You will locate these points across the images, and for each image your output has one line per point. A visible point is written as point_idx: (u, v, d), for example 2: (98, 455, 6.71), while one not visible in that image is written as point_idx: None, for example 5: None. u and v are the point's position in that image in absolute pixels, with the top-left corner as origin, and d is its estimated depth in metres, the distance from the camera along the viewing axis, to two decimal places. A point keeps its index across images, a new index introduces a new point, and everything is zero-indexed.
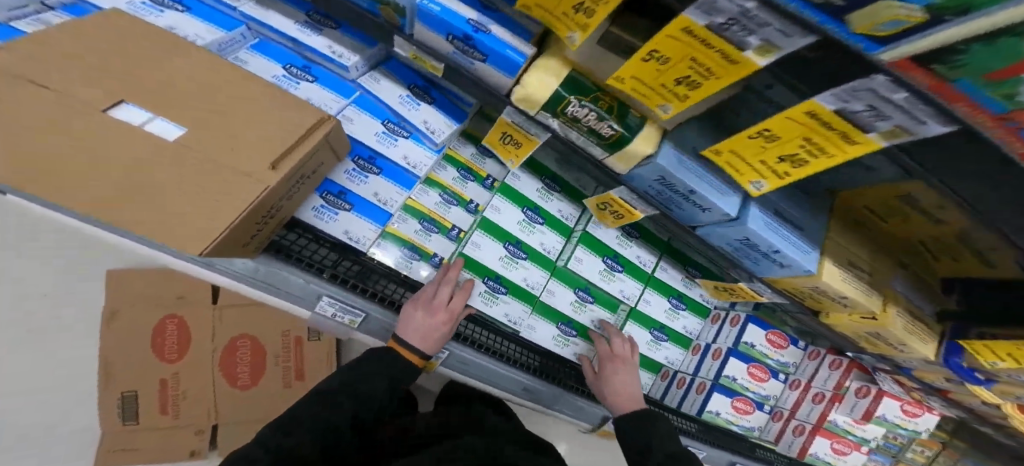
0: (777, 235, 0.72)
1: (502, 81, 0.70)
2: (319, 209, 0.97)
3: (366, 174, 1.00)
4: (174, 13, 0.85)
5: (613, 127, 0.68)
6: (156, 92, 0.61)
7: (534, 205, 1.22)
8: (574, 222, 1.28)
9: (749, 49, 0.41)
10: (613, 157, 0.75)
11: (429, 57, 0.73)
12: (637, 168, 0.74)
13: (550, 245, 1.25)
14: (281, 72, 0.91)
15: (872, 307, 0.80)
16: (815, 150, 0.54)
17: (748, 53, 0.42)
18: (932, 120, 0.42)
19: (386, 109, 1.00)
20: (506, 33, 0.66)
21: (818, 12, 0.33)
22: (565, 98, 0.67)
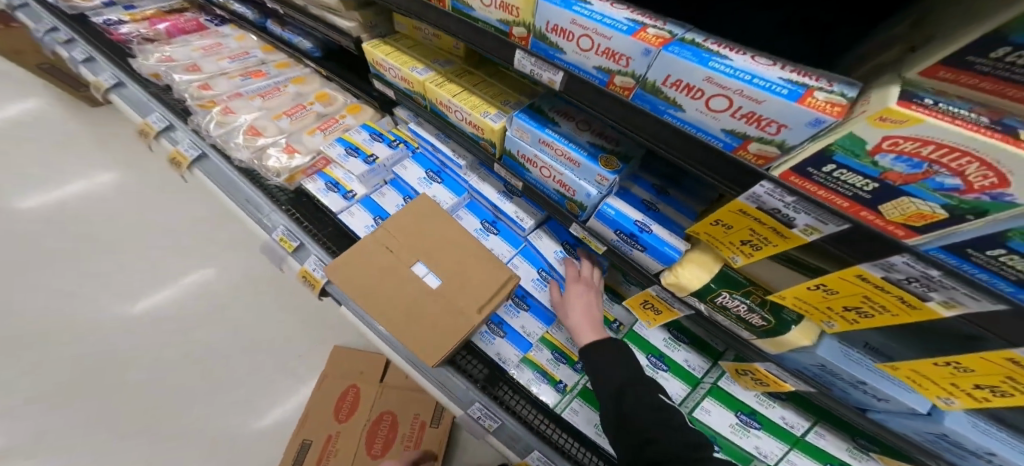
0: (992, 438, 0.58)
1: (652, 265, 0.79)
2: (483, 333, 1.19)
3: (518, 307, 1.19)
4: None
5: (766, 319, 0.69)
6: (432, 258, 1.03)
7: (658, 351, 1.15)
8: (702, 373, 1.12)
9: (928, 300, 0.41)
10: (761, 339, 0.73)
11: (595, 238, 0.87)
12: (789, 353, 0.74)
13: (672, 390, 1.10)
14: (478, 225, 1.25)
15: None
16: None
17: (924, 302, 0.41)
18: None
19: (543, 260, 1.22)
20: (667, 232, 0.75)
21: (996, 280, 0.35)
22: (716, 291, 0.72)
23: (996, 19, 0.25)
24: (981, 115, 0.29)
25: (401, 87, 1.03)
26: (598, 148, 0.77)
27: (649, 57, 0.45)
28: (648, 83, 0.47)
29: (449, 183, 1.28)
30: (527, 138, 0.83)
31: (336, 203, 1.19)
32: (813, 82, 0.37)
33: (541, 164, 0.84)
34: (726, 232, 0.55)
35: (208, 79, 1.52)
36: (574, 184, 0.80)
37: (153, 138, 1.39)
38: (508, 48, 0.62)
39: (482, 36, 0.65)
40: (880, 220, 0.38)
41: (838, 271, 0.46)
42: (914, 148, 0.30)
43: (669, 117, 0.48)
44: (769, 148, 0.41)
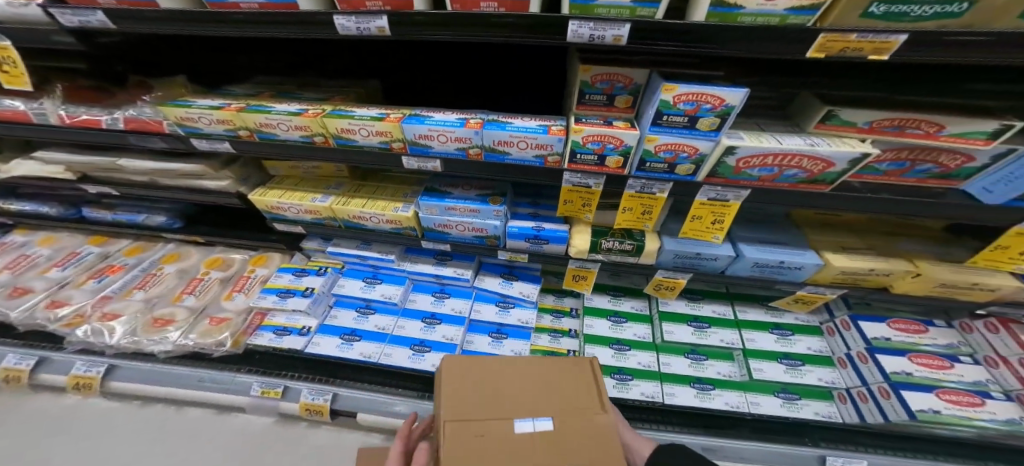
0: (773, 253, 0.91)
1: (559, 250, 1.10)
2: None
3: (500, 339, 1.39)
4: (371, 315, 1.39)
5: (632, 243, 1.00)
6: (492, 408, 0.73)
7: (611, 311, 1.42)
8: (649, 308, 1.42)
9: (656, 193, 0.78)
10: (641, 257, 1.03)
11: (516, 253, 1.15)
12: (661, 258, 1.03)
13: (641, 332, 1.35)
14: (431, 299, 1.45)
15: (903, 267, 0.83)
16: (728, 219, 0.79)
17: (656, 194, 0.79)
18: (743, 194, 0.72)
19: (494, 294, 1.48)
20: (554, 225, 1.07)
21: (660, 173, 0.74)
22: (599, 242, 1.03)
23: (577, 87, 0.72)
24: (601, 118, 0.73)
25: (307, 219, 1.14)
26: (485, 194, 1.05)
27: (477, 135, 0.74)
28: (487, 147, 0.77)
29: (390, 280, 1.45)
30: (434, 212, 1.06)
31: (295, 343, 1.26)
32: (549, 123, 0.74)
33: (456, 223, 1.07)
34: (574, 207, 0.88)
35: (52, 295, 1.34)
36: (483, 224, 1.06)
37: (26, 381, 1.25)
38: (394, 157, 0.82)
39: (369, 155, 0.83)
40: (610, 169, 0.75)
41: (626, 194, 0.81)
42: (594, 138, 0.70)
43: (507, 160, 0.79)
44: (555, 155, 0.76)
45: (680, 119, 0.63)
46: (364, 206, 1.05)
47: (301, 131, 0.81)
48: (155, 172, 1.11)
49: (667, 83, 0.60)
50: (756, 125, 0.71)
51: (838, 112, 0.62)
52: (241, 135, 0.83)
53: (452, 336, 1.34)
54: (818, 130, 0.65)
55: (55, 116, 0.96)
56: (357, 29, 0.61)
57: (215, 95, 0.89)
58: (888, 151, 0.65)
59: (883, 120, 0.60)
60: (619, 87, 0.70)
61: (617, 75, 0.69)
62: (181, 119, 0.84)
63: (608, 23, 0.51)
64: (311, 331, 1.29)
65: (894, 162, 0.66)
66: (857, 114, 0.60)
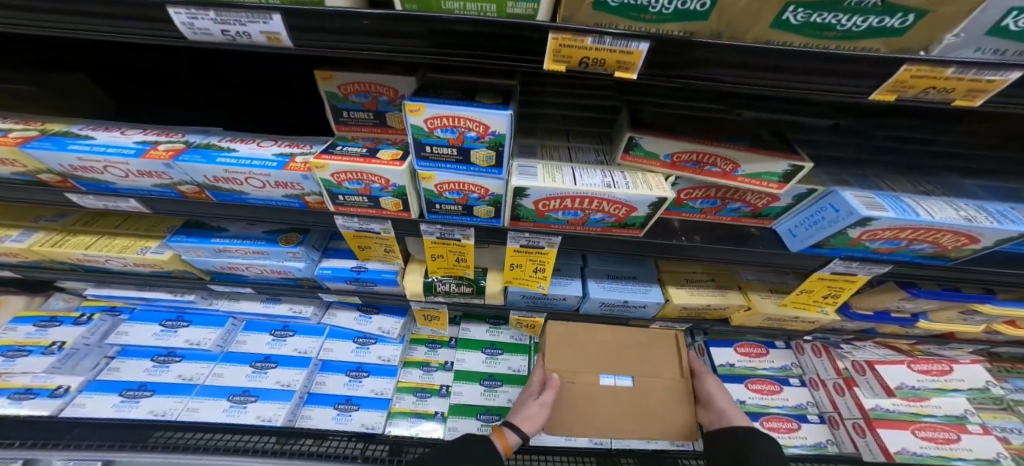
0: (617, 292, 0.84)
1: (393, 289, 0.90)
2: (335, 417, 1.09)
3: (359, 379, 1.17)
4: (176, 363, 1.07)
5: (470, 285, 0.85)
6: (599, 359, 0.94)
7: (488, 343, 1.35)
8: (528, 338, 1.39)
9: (462, 239, 0.63)
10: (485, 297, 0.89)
11: (343, 294, 0.93)
12: (509, 298, 0.91)
13: (516, 365, 1.32)
14: (268, 339, 1.16)
15: (737, 302, 0.83)
16: (548, 265, 0.67)
17: (462, 241, 0.64)
18: (556, 241, 0.60)
19: (351, 331, 1.23)
20: (382, 263, 0.87)
21: (457, 216, 0.58)
22: (433, 283, 0.85)
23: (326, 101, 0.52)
24: (365, 146, 0.52)
25: (12, 260, 0.81)
26: (276, 231, 0.80)
27: (178, 171, 0.50)
28: (204, 185, 0.53)
29: (201, 320, 1.12)
30: (203, 254, 0.78)
31: (44, 408, 0.95)
32: (292, 151, 0.53)
33: (243, 265, 0.80)
34: (376, 251, 0.72)
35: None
36: (281, 266, 0.80)
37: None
38: (56, 193, 0.55)
39: (10, 190, 0.55)
40: (392, 213, 0.57)
41: (427, 239, 0.65)
42: (348, 175, 0.51)
43: (252, 200, 0.57)
44: (313, 193, 0.55)
45: (447, 150, 0.46)
46: (84, 247, 0.74)
47: None
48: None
49: (411, 101, 0.41)
50: (558, 151, 0.57)
51: (639, 139, 0.50)
52: None
53: (289, 382, 1.08)
54: (625, 162, 0.53)
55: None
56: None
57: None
58: (695, 189, 0.57)
59: (681, 152, 0.50)
60: (384, 101, 0.51)
61: (370, 84, 0.49)
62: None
63: (241, 12, 0.34)
64: (71, 391, 0.97)
65: (706, 200, 0.59)
66: (653, 143, 0.50)
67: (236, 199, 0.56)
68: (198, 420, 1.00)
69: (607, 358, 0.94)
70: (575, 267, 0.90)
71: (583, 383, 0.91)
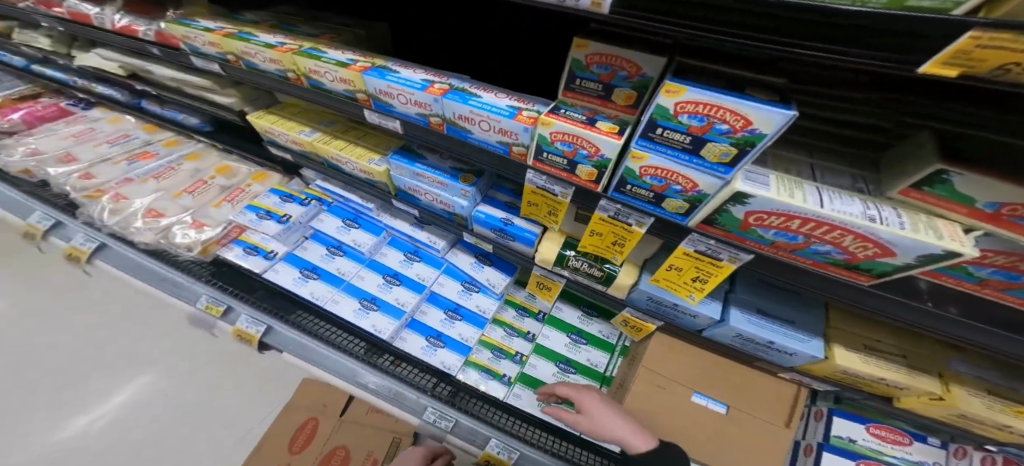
0: (765, 328, 0.74)
1: (526, 251, 0.96)
2: (423, 348, 1.23)
3: (452, 320, 1.28)
4: (339, 257, 1.32)
5: (601, 271, 0.85)
6: (703, 380, 0.91)
7: (575, 329, 1.29)
8: (616, 339, 1.27)
9: (632, 225, 0.61)
10: (610, 288, 0.88)
11: (482, 240, 1.03)
12: (632, 294, 0.87)
13: (595, 359, 1.24)
14: (401, 258, 1.36)
15: (925, 388, 0.65)
16: (714, 279, 0.62)
17: (632, 227, 0.62)
18: (744, 258, 0.55)
19: (463, 274, 1.35)
20: (525, 222, 0.92)
21: (643, 202, 0.57)
22: (567, 256, 0.88)
23: (567, 66, 0.54)
24: (585, 115, 0.55)
25: (296, 149, 1.13)
26: (458, 170, 0.93)
27: (438, 104, 0.65)
28: (448, 119, 0.66)
29: (367, 227, 1.37)
30: (404, 174, 0.96)
31: (258, 265, 1.24)
32: (522, 105, 0.60)
33: (425, 192, 0.97)
34: (540, 210, 0.77)
35: (89, 167, 1.46)
36: (450, 200, 0.94)
37: (43, 238, 1.37)
38: (358, 108, 0.77)
39: (340, 101, 0.77)
40: (581, 181, 0.60)
41: (597, 216, 0.65)
42: (564, 136, 0.55)
43: (473, 140, 0.68)
44: (521, 146, 0.62)
45: (680, 137, 0.45)
46: (341, 150, 1.01)
47: (276, 65, 0.79)
48: (180, 82, 1.18)
49: (672, 82, 0.41)
50: (801, 167, 0.52)
51: (951, 176, 0.41)
52: (228, 60, 0.85)
53: (404, 302, 1.26)
54: (907, 197, 0.46)
55: (110, 21, 1.06)
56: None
57: (221, 19, 0.91)
58: (1001, 253, 0.44)
59: (1019, 205, 0.40)
60: (621, 77, 0.51)
61: (616, 59, 0.49)
62: (184, 37, 0.89)
63: None
64: (277, 258, 1.27)
65: (1003, 271, 0.46)
66: (971, 184, 0.41)
67: (458, 134, 0.69)
68: (335, 311, 1.22)
69: (710, 382, 0.91)
70: (720, 289, 0.82)
71: (675, 394, 0.92)
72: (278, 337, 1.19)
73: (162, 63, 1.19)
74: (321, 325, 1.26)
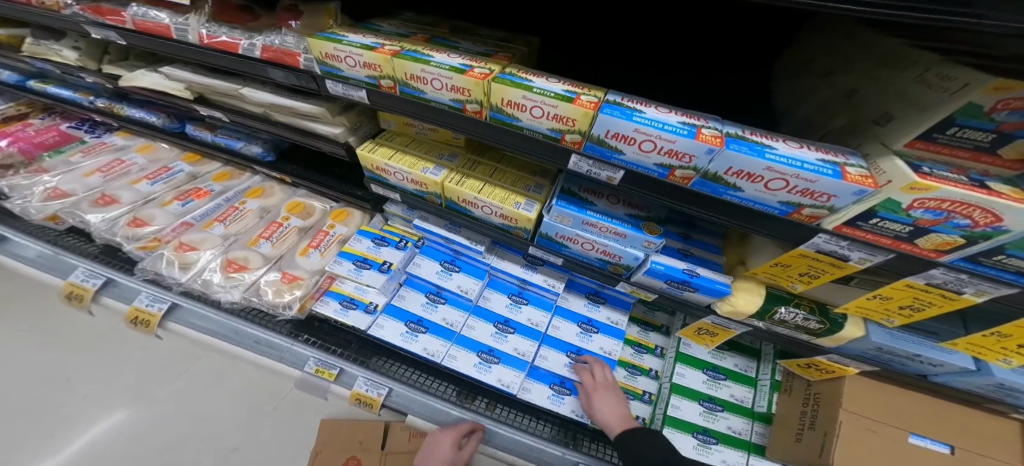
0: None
1: (703, 300, 0.86)
2: (550, 397, 1.13)
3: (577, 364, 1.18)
4: (442, 304, 1.20)
5: (822, 323, 0.76)
6: (910, 418, 0.86)
7: (710, 364, 1.21)
8: (755, 371, 1.20)
9: (962, 292, 0.51)
10: (819, 338, 0.80)
11: (643, 289, 0.94)
12: (845, 344, 0.80)
13: (739, 394, 1.17)
14: (507, 302, 1.25)
15: None
16: None
17: (960, 295, 0.51)
18: None
19: (578, 315, 1.26)
20: (710, 271, 0.83)
21: (1008, 273, 0.47)
22: (772, 309, 0.79)
23: (946, 110, 0.41)
24: (957, 173, 0.43)
25: (409, 188, 0.96)
26: (636, 217, 0.84)
27: (705, 157, 0.54)
28: (708, 173, 0.56)
29: (469, 270, 1.25)
30: (566, 222, 0.85)
31: (361, 321, 1.10)
32: (840, 160, 0.49)
33: (586, 240, 0.87)
34: (781, 273, 0.66)
35: (135, 211, 1.17)
36: (620, 250, 0.85)
37: (90, 300, 1.14)
38: (561, 151, 0.64)
39: (529, 140, 0.65)
40: (915, 249, 0.49)
41: (898, 282, 0.54)
42: (939, 204, 0.43)
43: (729, 196, 0.58)
44: (823, 209, 0.51)
45: None
46: (477, 193, 0.86)
47: (453, 93, 0.62)
48: (274, 108, 0.91)
49: None
50: None
51: None
52: (383, 85, 0.65)
53: (524, 351, 1.16)
54: None
55: (195, 34, 0.79)
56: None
57: (363, 30, 0.69)
58: None
59: None
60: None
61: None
62: (326, 56, 0.65)
63: None
64: (378, 311, 1.12)
65: None
66: None
67: (711, 190, 0.59)
68: (454, 367, 1.11)
69: (920, 420, 0.86)
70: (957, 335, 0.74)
71: (886, 436, 0.85)
72: (395, 398, 1.11)
73: (254, 84, 0.91)
74: (422, 378, 1.18)
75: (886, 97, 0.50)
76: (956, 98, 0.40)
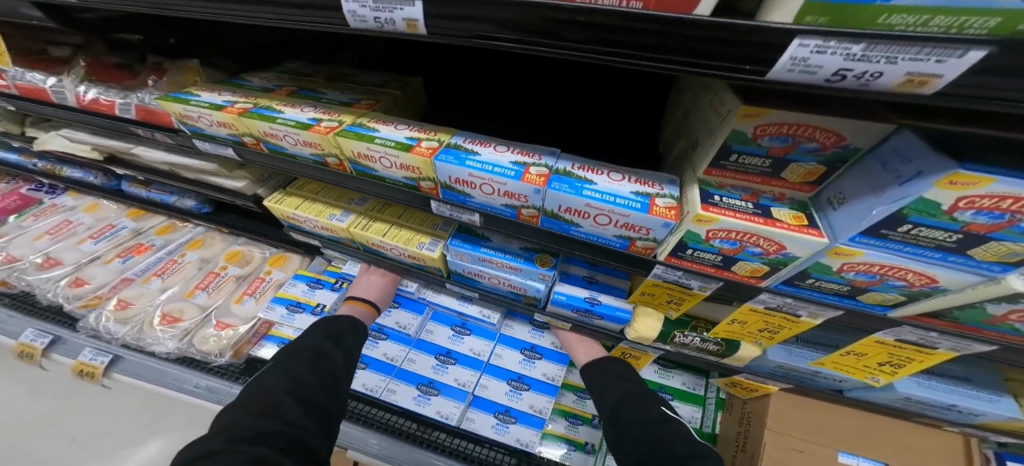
0: (941, 392, 0.63)
1: (613, 326, 0.85)
2: (494, 426, 1.10)
3: (519, 391, 1.15)
4: (382, 340, 1.22)
5: (719, 345, 0.75)
6: (845, 436, 0.81)
7: (656, 384, 1.15)
8: (704, 389, 1.13)
9: (800, 316, 0.50)
10: (725, 359, 0.78)
11: (558, 319, 0.92)
12: (754, 362, 0.77)
13: (687, 415, 1.09)
14: (449, 333, 1.24)
15: None
16: (919, 366, 0.50)
17: (800, 318, 0.50)
18: (976, 348, 0.43)
19: (521, 341, 1.24)
20: (613, 298, 0.82)
21: (828, 295, 0.45)
22: (671, 333, 0.78)
23: (721, 138, 0.41)
24: (750, 200, 0.43)
25: (324, 234, 0.97)
26: (531, 250, 0.84)
27: (541, 198, 0.54)
28: (548, 211, 0.56)
29: (407, 305, 1.26)
30: (467, 259, 0.86)
31: None
32: (651, 192, 0.49)
33: (491, 275, 0.87)
34: (658, 301, 0.66)
35: (78, 271, 1.22)
36: (523, 284, 0.85)
37: (40, 357, 1.14)
38: (422, 198, 0.66)
39: (392, 189, 0.67)
40: (737, 276, 0.48)
41: (745, 306, 0.53)
42: (731, 234, 0.42)
43: (577, 232, 0.58)
44: (649, 241, 0.51)
45: (940, 234, 0.34)
46: (382, 236, 0.88)
47: (311, 148, 0.65)
48: (174, 166, 0.95)
49: (968, 172, 0.28)
50: None
51: None
52: (245, 142, 0.68)
53: (465, 382, 1.15)
54: None
55: (73, 94, 0.85)
56: (378, 19, 0.40)
57: (224, 87, 0.72)
58: None
59: None
60: (806, 149, 0.39)
61: (801, 127, 0.37)
62: (183, 116, 0.69)
63: (917, 44, 0.24)
64: None
65: None
66: None
67: (559, 227, 0.59)
68: (393, 402, 1.13)
69: (856, 438, 0.81)
70: None
71: (819, 457, 0.81)
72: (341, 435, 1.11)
73: (148, 142, 0.97)
74: (375, 412, 1.16)
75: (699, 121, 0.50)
76: (724, 125, 0.40)
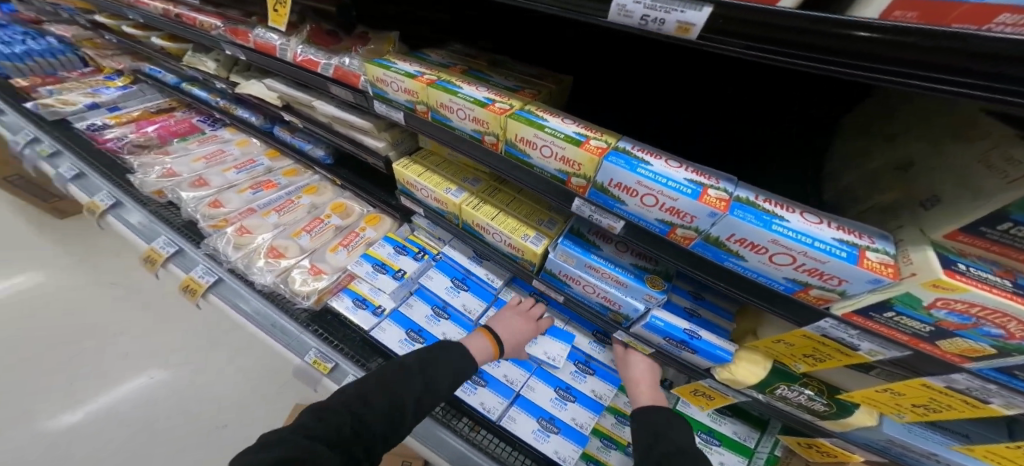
0: None
1: (702, 363, 0.79)
2: (535, 431, 1.03)
3: (564, 400, 1.08)
4: (444, 319, 1.14)
5: (828, 406, 0.68)
6: None
7: (706, 426, 1.01)
8: (755, 443, 0.97)
9: (988, 401, 0.45)
10: (823, 420, 0.71)
11: (641, 341, 0.89)
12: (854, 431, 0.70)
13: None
14: None
15: None
16: None
17: (986, 404, 0.45)
18: None
19: (577, 351, 1.16)
20: (714, 336, 0.76)
21: None
22: (773, 384, 0.71)
23: (997, 203, 0.35)
24: (1004, 278, 0.37)
25: (432, 205, 0.99)
26: (641, 268, 0.81)
27: (712, 223, 0.50)
28: (710, 236, 0.53)
29: (477, 290, 1.20)
30: (570, 262, 0.84)
31: (365, 322, 1.11)
32: (861, 243, 0.44)
33: (588, 284, 0.85)
34: (797, 351, 0.61)
35: (219, 194, 1.34)
36: (621, 300, 0.82)
37: (161, 265, 1.22)
38: (564, 193, 0.64)
39: (535, 178, 0.66)
40: (935, 349, 0.43)
41: (913, 377, 0.48)
42: (971, 308, 0.36)
43: (732, 263, 0.54)
44: (830, 293, 0.47)
45: None
46: (490, 219, 0.87)
47: (474, 124, 0.66)
48: (336, 120, 1.01)
49: None
50: None
51: None
52: (419, 110, 0.70)
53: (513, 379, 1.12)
54: None
55: (292, 53, 0.92)
56: (644, 17, 0.40)
57: (413, 58, 0.76)
58: None
59: None
60: None
61: None
62: (377, 80, 0.73)
63: None
64: (384, 315, 1.13)
65: None
66: None
67: (714, 255, 0.55)
68: None
69: None
70: None
71: None
72: None
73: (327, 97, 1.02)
74: None
75: (934, 175, 0.45)
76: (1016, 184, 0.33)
